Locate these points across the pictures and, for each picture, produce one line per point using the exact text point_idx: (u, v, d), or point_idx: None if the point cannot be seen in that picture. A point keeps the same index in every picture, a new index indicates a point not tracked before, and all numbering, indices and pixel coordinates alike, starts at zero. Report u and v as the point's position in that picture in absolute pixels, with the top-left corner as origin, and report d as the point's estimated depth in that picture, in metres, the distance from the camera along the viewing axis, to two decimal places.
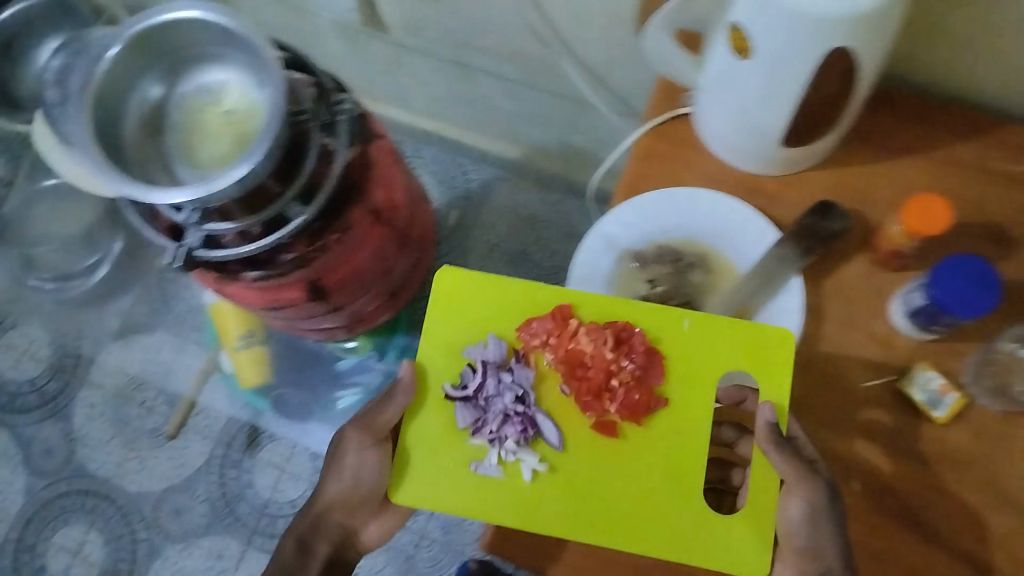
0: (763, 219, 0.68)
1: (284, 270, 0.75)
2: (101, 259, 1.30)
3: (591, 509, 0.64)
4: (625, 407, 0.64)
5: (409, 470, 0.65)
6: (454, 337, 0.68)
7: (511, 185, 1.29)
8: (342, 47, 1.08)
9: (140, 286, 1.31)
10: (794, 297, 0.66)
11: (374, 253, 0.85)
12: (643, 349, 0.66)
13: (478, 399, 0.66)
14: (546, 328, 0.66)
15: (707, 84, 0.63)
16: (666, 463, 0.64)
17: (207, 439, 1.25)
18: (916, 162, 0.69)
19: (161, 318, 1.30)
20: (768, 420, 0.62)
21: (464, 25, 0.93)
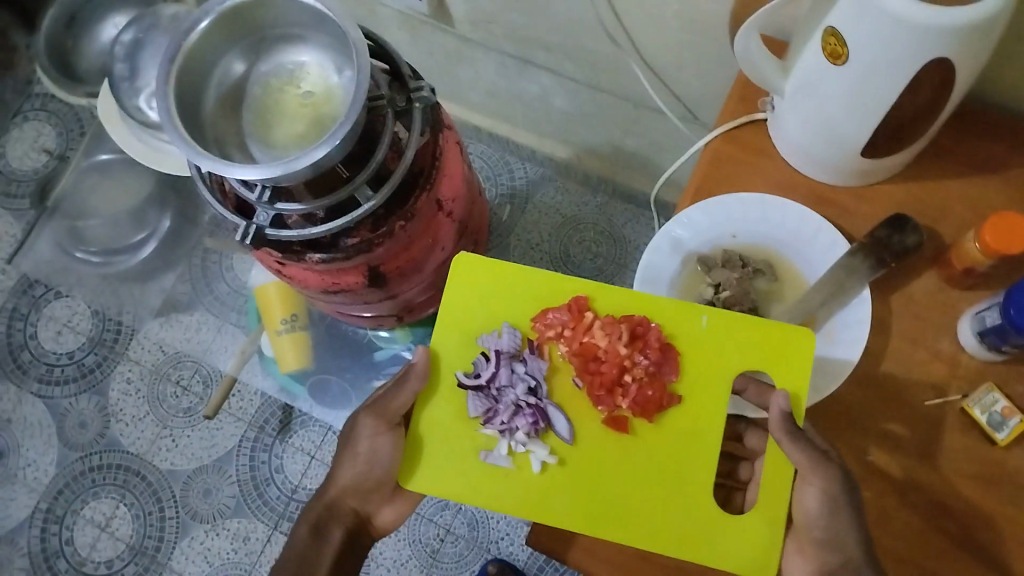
0: (833, 231, 0.67)
1: (346, 254, 0.75)
2: (148, 236, 1.33)
3: (599, 503, 0.63)
4: (637, 402, 0.64)
5: (420, 458, 0.65)
6: (471, 325, 0.68)
7: (558, 184, 1.29)
8: (404, 36, 1.09)
9: (183, 264, 1.33)
10: (863, 309, 0.64)
11: (436, 244, 0.83)
12: (658, 345, 0.65)
13: (491, 388, 0.65)
14: (561, 318, 0.66)
15: (789, 89, 0.62)
16: (674, 462, 0.64)
17: (240, 421, 1.25)
18: (993, 182, 0.68)
19: (201, 297, 1.31)
20: (784, 409, 0.61)
21: (527, 23, 0.93)
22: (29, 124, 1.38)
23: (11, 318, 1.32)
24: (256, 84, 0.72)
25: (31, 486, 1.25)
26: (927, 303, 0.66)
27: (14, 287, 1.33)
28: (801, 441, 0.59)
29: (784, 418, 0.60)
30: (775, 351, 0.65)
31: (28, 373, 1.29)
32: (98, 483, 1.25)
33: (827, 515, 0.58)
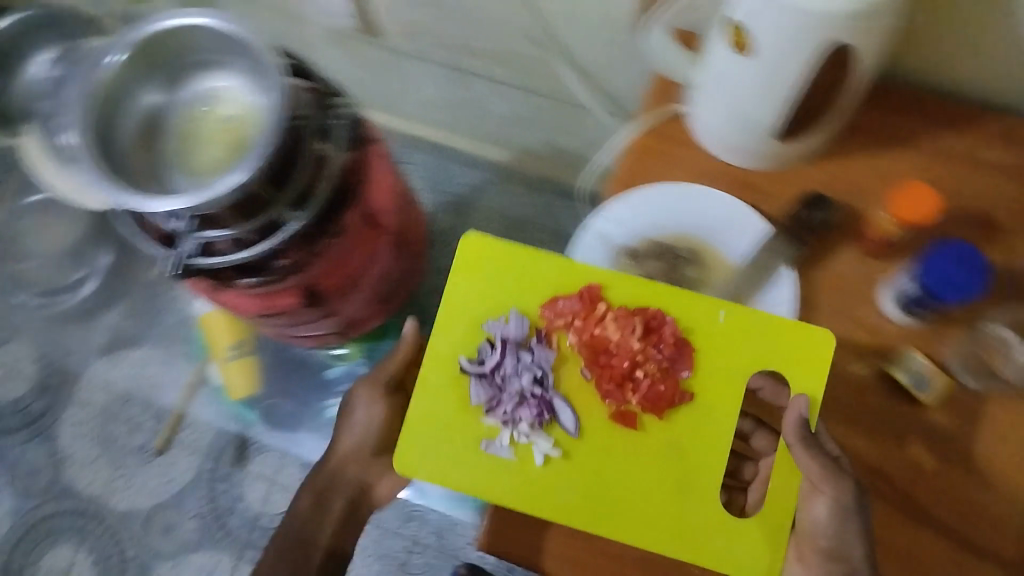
0: (753, 213, 0.70)
1: (278, 276, 0.74)
2: (86, 274, 1.27)
3: (602, 500, 0.64)
4: (647, 398, 0.64)
5: (414, 442, 0.65)
6: (474, 309, 0.67)
7: (501, 187, 1.27)
8: (334, 52, 1.09)
9: (128, 299, 1.28)
10: (786, 288, 0.68)
11: (368, 259, 0.85)
12: (672, 340, 0.65)
13: (495, 376, 0.65)
14: (572, 307, 0.66)
15: (703, 81, 0.64)
16: (677, 458, 0.64)
17: (195, 453, 1.24)
18: (905, 154, 0.70)
19: (147, 331, 1.28)
20: (802, 413, 0.62)
21: (456, 30, 0.94)
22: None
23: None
24: (177, 112, 0.72)
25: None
26: (859, 277, 0.68)
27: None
28: (812, 445, 0.60)
29: (800, 424, 0.62)
30: (793, 352, 0.65)
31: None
32: (56, 530, 1.23)
33: (835, 523, 0.59)
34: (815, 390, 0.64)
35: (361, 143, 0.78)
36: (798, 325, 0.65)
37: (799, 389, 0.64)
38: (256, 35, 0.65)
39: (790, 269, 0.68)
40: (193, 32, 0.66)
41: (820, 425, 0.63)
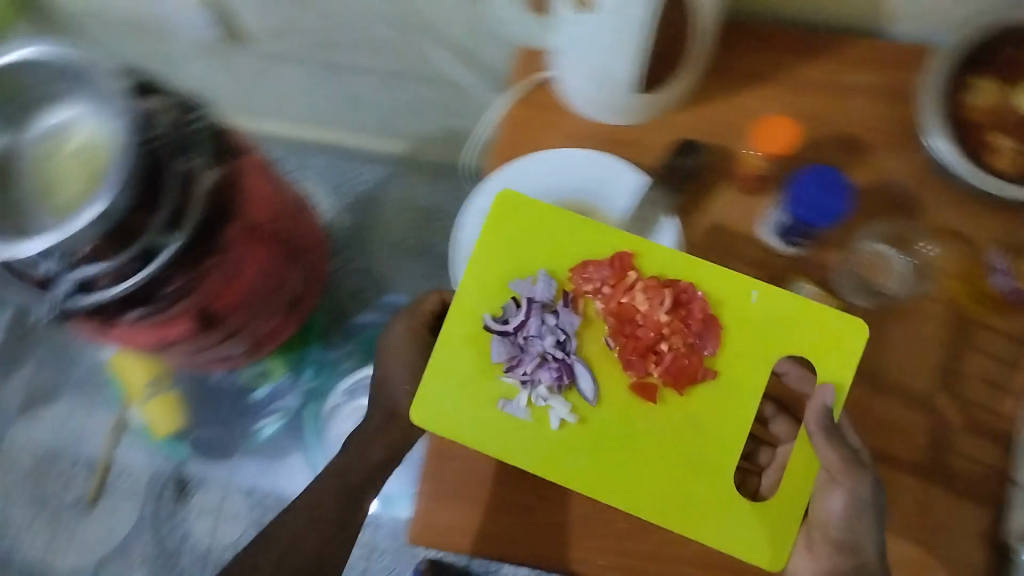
0: (626, 167, 0.75)
1: (166, 303, 0.76)
2: None
3: (611, 467, 0.70)
4: (670, 372, 0.69)
5: (429, 395, 0.71)
6: (502, 262, 0.72)
7: (399, 178, 1.29)
8: (202, 66, 1.09)
9: (39, 354, 1.25)
10: (669, 235, 0.73)
11: (261, 269, 0.86)
12: (700, 317, 0.70)
13: (517, 335, 0.70)
14: (602, 275, 0.70)
15: (560, 43, 0.71)
16: (679, 431, 0.70)
17: (134, 498, 1.22)
18: (760, 87, 0.77)
19: (65, 384, 1.24)
20: (827, 403, 0.67)
21: (323, 25, 0.94)
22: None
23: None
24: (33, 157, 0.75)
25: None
26: (734, 215, 0.75)
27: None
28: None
29: (799, 402, 0.66)
30: (824, 342, 0.70)
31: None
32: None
33: (849, 518, 0.65)
34: (846, 380, 0.69)
35: (227, 157, 0.78)
36: (778, 291, 0.70)
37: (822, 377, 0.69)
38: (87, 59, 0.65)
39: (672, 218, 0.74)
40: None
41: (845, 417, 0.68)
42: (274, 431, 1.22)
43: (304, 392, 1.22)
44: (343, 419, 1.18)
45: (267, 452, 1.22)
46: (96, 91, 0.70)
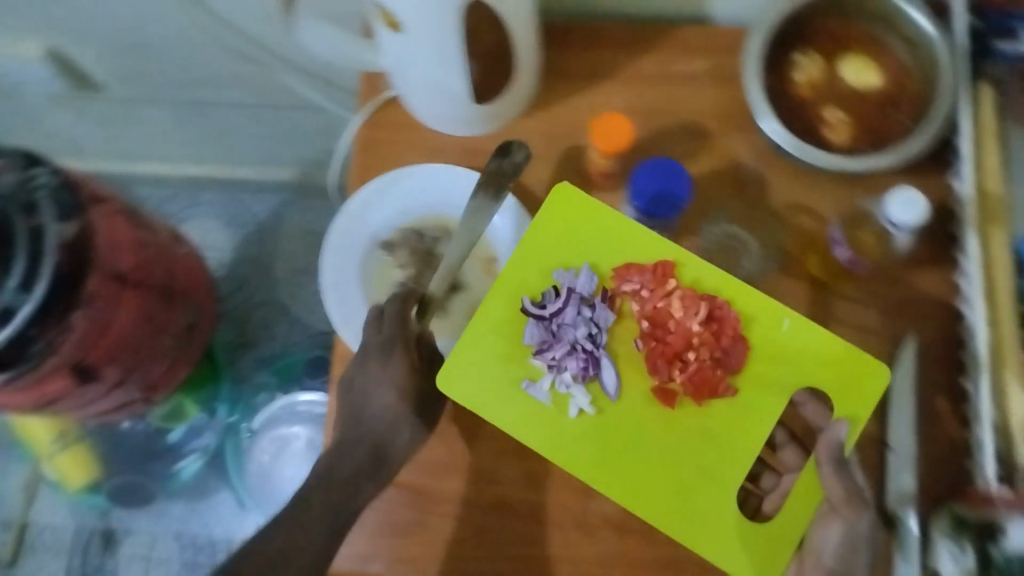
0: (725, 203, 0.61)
1: (34, 363, 0.57)
2: None
3: (620, 469, 0.52)
4: (693, 376, 0.52)
5: (465, 362, 0.54)
6: (546, 249, 0.55)
7: (298, 206, 1.06)
8: (70, 117, 0.90)
9: None
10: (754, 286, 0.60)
11: (137, 318, 0.67)
12: (733, 331, 0.53)
13: (553, 322, 0.53)
14: (643, 277, 0.53)
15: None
16: (727, 450, 0.52)
17: (59, 555, 1.00)
18: None
19: None
20: (836, 436, 0.48)
21: (178, 68, 0.78)
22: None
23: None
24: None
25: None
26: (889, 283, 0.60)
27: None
28: (846, 474, 0.47)
29: (833, 444, 0.48)
30: (849, 375, 0.52)
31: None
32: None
33: None
34: (859, 419, 0.51)
35: (84, 209, 0.60)
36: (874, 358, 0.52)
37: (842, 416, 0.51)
38: None
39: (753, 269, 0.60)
40: None
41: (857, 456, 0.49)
42: (195, 472, 1.00)
43: (227, 428, 0.99)
44: (265, 444, 0.94)
45: (190, 492, 1.01)
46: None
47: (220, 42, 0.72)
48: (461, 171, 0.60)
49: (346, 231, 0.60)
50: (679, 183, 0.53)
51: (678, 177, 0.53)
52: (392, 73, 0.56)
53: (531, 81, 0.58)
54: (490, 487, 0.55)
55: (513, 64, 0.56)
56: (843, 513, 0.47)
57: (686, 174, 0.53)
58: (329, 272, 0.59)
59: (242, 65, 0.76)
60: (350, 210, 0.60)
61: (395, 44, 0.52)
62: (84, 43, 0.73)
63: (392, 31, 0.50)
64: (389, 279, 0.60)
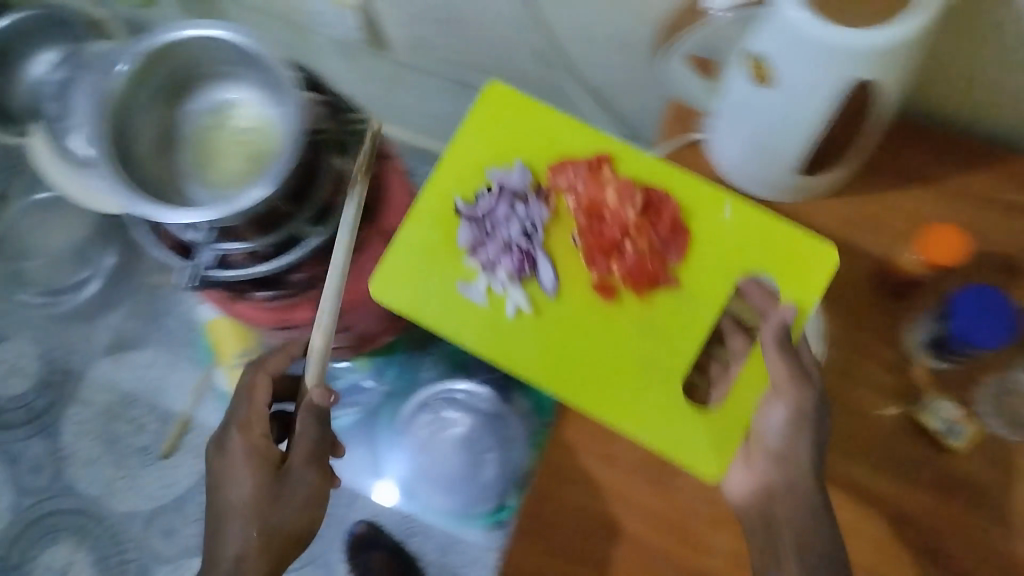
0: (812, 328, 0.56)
1: (294, 291, 0.63)
2: (91, 276, 1.10)
3: (560, 356, 0.57)
4: (630, 269, 0.57)
5: (400, 267, 0.59)
6: (479, 153, 0.61)
7: None
8: (344, 64, 0.92)
9: (133, 300, 1.10)
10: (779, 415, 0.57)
11: None
12: (670, 221, 0.58)
13: (484, 221, 0.59)
14: (577, 173, 0.59)
15: None
16: (661, 342, 0.57)
17: (199, 459, 1.06)
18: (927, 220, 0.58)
19: (152, 333, 1.09)
20: (785, 321, 0.52)
21: (475, 49, 0.79)
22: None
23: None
24: (193, 126, 0.59)
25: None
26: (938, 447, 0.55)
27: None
28: (790, 353, 0.51)
29: (782, 327, 0.52)
30: (787, 261, 0.58)
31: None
32: (57, 527, 1.06)
33: None
34: (808, 303, 0.56)
35: None
36: (805, 236, 0.58)
37: (790, 298, 0.57)
38: None
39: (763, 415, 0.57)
40: None
41: (802, 338, 0.54)
42: (349, 425, 1.05)
43: (387, 394, 1.05)
44: (425, 419, 1.04)
45: None
46: (274, 83, 0.56)
47: (532, 40, 0.72)
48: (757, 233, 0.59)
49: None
50: (998, 322, 0.49)
51: (998, 319, 0.49)
52: (720, 119, 0.55)
53: (852, 166, 0.56)
54: (699, 554, 0.53)
55: (852, 146, 0.54)
56: (786, 393, 0.50)
57: (1010, 316, 0.49)
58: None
59: (537, 67, 0.77)
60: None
61: (747, 97, 0.51)
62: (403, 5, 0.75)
63: (751, 83, 0.49)
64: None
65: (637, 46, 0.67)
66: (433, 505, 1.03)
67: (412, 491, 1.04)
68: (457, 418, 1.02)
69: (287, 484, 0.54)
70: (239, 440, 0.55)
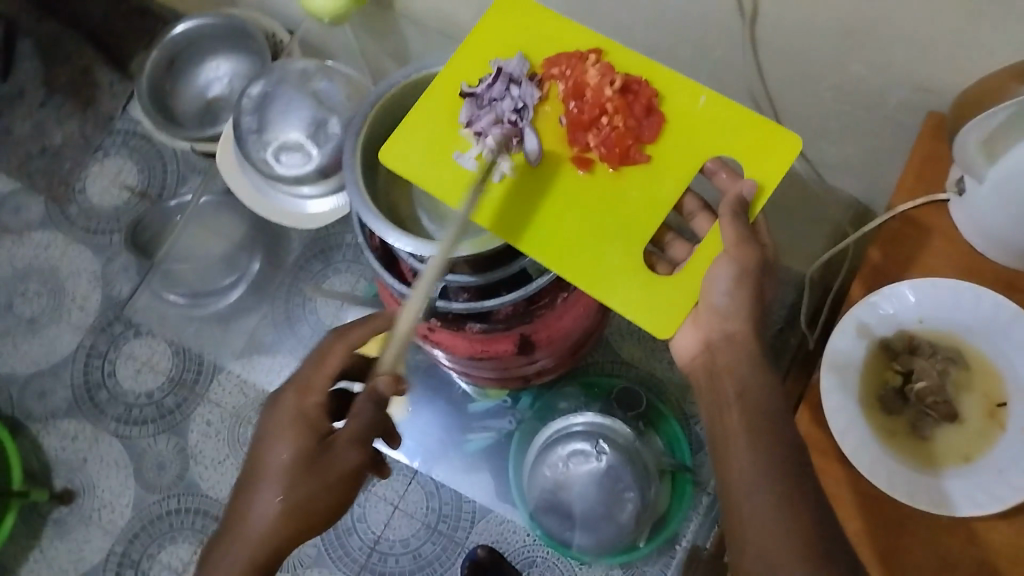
0: None
1: (505, 325, 0.69)
2: (236, 280, 1.07)
3: (540, 222, 0.61)
4: (604, 142, 0.62)
5: (407, 138, 0.64)
6: (486, 46, 0.66)
7: None
8: None
9: (268, 304, 1.07)
10: (1010, 486, 0.53)
11: (585, 316, 0.75)
12: (645, 103, 0.62)
13: (483, 100, 0.63)
14: (569, 63, 0.64)
15: None
16: (629, 211, 0.61)
17: None
18: None
19: (286, 341, 1.05)
20: (742, 193, 0.59)
21: None
22: (109, 159, 1.19)
23: (86, 355, 1.11)
24: None
25: (106, 528, 1.04)
26: None
27: (94, 323, 1.12)
28: (739, 219, 0.57)
29: (737, 200, 0.58)
30: (754, 141, 0.61)
31: (104, 412, 1.08)
32: (176, 526, 1.02)
33: None
34: (769, 183, 0.60)
35: None
36: (772, 124, 0.61)
37: (753, 176, 0.61)
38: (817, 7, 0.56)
39: (976, 480, 0.54)
40: None
41: (757, 218, 0.59)
42: (478, 450, 1.01)
43: (520, 425, 1.00)
44: (556, 461, 0.94)
45: (465, 464, 1.01)
46: None
47: (742, 85, 0.69)
48: (1007, 307, 0.56)
49: (858, 320, 0.59)
50: None
51: None
52: (994, 186, 0.53)
53: None
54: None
55: None
56: (731, 254, 0.56)
57: None
58: (832, 358, 0.58)
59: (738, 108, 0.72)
60: (864, 305, 0.59)
61: None
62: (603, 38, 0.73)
63: None
64: (883, 380, 0.58)
65: (868, 99, 0.63)
66: (577, 544, 0.93)
67: (552, 529, 0.94)
68: (603, 451, 0.94)
69: (326, 460, 0.56)
70: (292, 401, 0.59)
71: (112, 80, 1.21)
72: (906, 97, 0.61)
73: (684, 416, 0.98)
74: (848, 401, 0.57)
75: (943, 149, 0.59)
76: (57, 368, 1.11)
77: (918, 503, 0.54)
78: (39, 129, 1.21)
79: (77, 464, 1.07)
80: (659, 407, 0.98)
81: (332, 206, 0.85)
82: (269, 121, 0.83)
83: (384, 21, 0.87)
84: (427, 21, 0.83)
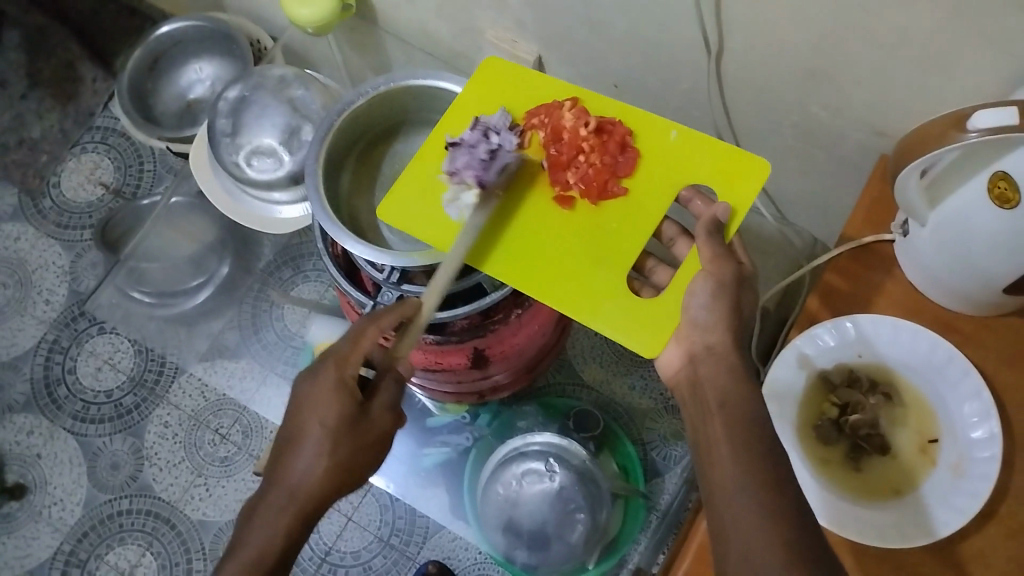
0: (993, 425, 0.56)
1: (459, 337, 0.70)
2: (203, 283, 1.09)
3: (523, 248, 0.63)
4: (583, 179, 0.64)
5: (402, 194, 0.66)
6: (472, 102, 0.68)
7: None
8: None
9: (232, 309, 1.08)
10: (937, 515, 0.55)
11: (541, 329, 0.77)
12: (619, 140, 0.64)
13: (464, 145, 0.64)
14: (546, 112, 0.66)
15: None
16: (611, 242, 0.63)
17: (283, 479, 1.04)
18: None
19: (251, 347, 1.07)
20: (716, 216, 0.60)
21: None
22: (86, 155, 1.20)
23: (48, 349, 1.11)
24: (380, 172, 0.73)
25: (56, 526, 1.02)
26: None
27: (58, 318, 1.12)
28: (715, 237, 0.59)
29: (712, 222, 0.60)
30: (724, 168, 0.63)
31: (61, 408, 1.08)
32: (126, 528, 1.01)
33: None
34: (743, 205, 0.62)
35: None
36: (741, 151, 0.64)
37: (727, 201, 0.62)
38: (774, 45, 0.59)
39: (908, 511, 0.56)
40: (668, 19, 0.62)
41: (733, 238, 0.61)
42: (434, 463, 1.02)
43: (476, 441, 1.01)
44: (517, 476, 0.95)
45: (420, 479, 1.02)
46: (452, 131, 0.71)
47: (705, 118, 0.71)
48: (941, 345, 0.59)
49: (799, 351, 0.61)
50: None
51: None
52: (938, 230, 0.55)
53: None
54: None
55: None
56: (712, 270, 0.58)
57: None
58: (771, 388, 0.61)
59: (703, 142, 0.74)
60: (807, 336, 0.61)
61: (968, 204, 0.52)
62: (576, 64, 0.75)
63: (981, 201, 0.51)
64: (820, 411, 0.60)
65: (826, 138, 0.65)
66: (529, 565, 0.93)
67: (501, 546, 0.94)
68: (554, 471, 0.94)
69: (366, 423, 0.58)
70: (333, 375, 0.58)
71: (95, 75, 1.23)
72: (859, 139, 0.63)
73: (640, 442, 1.00)
74: (786, 433, 0.60)
75: (888, 195, 0.63)
76: (18, 361, 1.10)
77: (845, 531, 0.56)
78: (18, 120, 1.22)
79: (31, 459, 1.06)
80: (616, 430, 0.99)
81: (302, 214, 0.85)
82: (244, 126, 0.85)
83: (368, 35, 0.89)
84: (408, 35, 0.85)
